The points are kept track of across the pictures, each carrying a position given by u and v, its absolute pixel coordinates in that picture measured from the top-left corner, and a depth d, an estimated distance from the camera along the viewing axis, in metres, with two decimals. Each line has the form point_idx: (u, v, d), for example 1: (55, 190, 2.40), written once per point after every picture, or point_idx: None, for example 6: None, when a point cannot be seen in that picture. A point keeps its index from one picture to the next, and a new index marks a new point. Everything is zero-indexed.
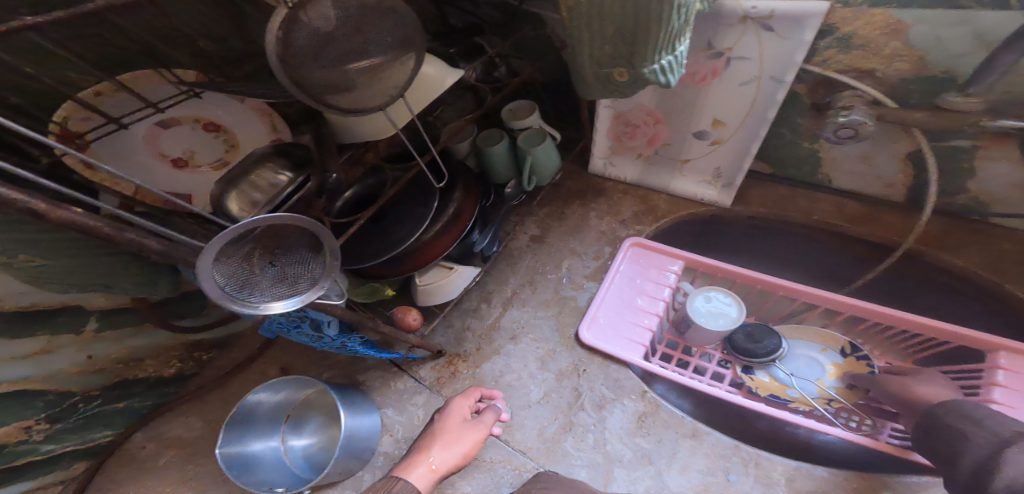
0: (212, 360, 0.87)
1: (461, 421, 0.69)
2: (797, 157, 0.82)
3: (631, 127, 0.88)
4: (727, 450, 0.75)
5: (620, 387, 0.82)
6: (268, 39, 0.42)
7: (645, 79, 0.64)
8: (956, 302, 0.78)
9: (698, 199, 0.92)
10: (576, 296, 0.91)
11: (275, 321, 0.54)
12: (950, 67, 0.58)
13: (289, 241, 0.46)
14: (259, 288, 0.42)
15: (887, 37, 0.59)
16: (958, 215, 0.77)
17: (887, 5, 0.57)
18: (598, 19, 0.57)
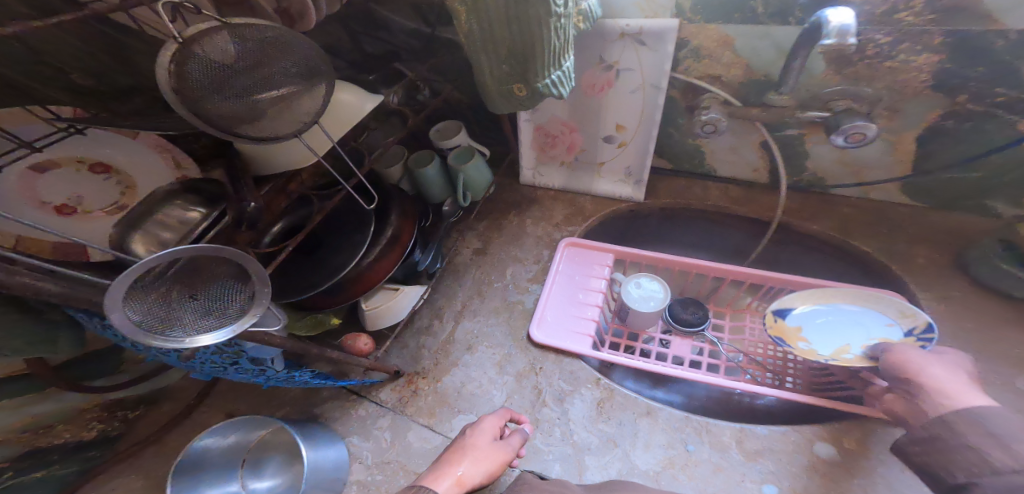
0: (139, 418, 0.89)
1: (490, 441, 0.70)
2: (686, 152, 0.91)
3: (550, 137, 0.94)
4: (681, 422, 0.78)
5: (575, 378, 0.84)
6: (158, 70, 0.43)
7: (542, 94, 0.60)
8: (835, 265, 0.85)
9: (617, 198, 0.96)
10: (523, 300, 0.93)
11: (211, 360, 0.64)
12: (768, 72, 0.70)
13: (203, 281, 0.55)
14: (175, 320, 0.50)
15: (721, 47, 0.70)
16: (808, 191, 0.87)
17: (716, 21, 0.68)
18: (485, 51, 0.55)
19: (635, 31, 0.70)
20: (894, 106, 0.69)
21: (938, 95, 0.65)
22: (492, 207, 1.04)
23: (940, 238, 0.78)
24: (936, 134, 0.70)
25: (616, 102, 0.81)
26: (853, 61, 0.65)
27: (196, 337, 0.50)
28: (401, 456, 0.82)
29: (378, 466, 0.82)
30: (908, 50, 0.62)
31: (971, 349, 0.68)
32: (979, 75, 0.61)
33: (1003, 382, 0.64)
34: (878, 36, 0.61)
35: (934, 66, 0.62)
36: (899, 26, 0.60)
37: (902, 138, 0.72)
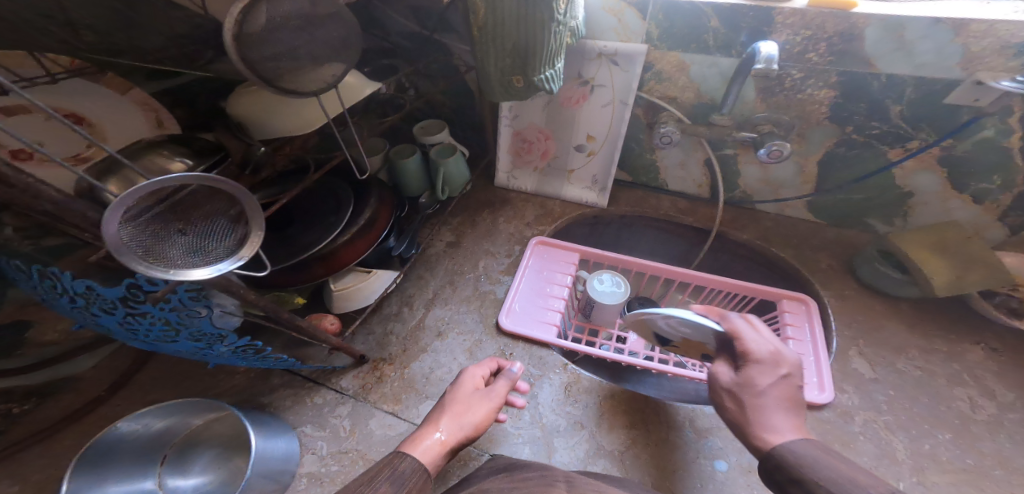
0: (30, 412, 0.82)
1: (472, 392, 0.73)
2: (644, 166, 1.05)
3: (527, 143, 1.04)
4: (642, 404, 0.82)
5: (544, 364, 0.87)
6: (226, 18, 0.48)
7: (536, 87, 0.69)
8: (759, 270, 1.00)
9: (581, 203, 1.06)
10: (494, 289, 0.96)
11: (159, 321, 0.56)
12: (712, 96, 0.87)
13: (197, 213, 0.49)
14: (165, 253, 0.45)
15: (679, 72, 0.86)
16: (738, 204, 1.03)
17: (676, 49, 0.83)
18: (492, 45, 0.63)
19: (610, 52, 0.86)
20: (802, 134, 0.87)
21: (832, 125, 0.84)
22: (466, 205, 1.10)
23: (836, 248, 0.95)
24: (830, 159, 0.89)
25: (589, 114, 0.95)
26: (775, 92, 0.83)
27: (183, 272, 0.45)
28: (361, 445, 0.79)
29: (335, 456, 0.78)
30: (813, 86, 0.80)
31: (855, 335, 0.81)
32: (862, 110, 0.80)
33: (903, 366, 0.77)
34: (793, 71, 0.79)
35: (831, 101, 0.81)
36: (809, 63, 0.77)
37: (807, 160, 0.90)
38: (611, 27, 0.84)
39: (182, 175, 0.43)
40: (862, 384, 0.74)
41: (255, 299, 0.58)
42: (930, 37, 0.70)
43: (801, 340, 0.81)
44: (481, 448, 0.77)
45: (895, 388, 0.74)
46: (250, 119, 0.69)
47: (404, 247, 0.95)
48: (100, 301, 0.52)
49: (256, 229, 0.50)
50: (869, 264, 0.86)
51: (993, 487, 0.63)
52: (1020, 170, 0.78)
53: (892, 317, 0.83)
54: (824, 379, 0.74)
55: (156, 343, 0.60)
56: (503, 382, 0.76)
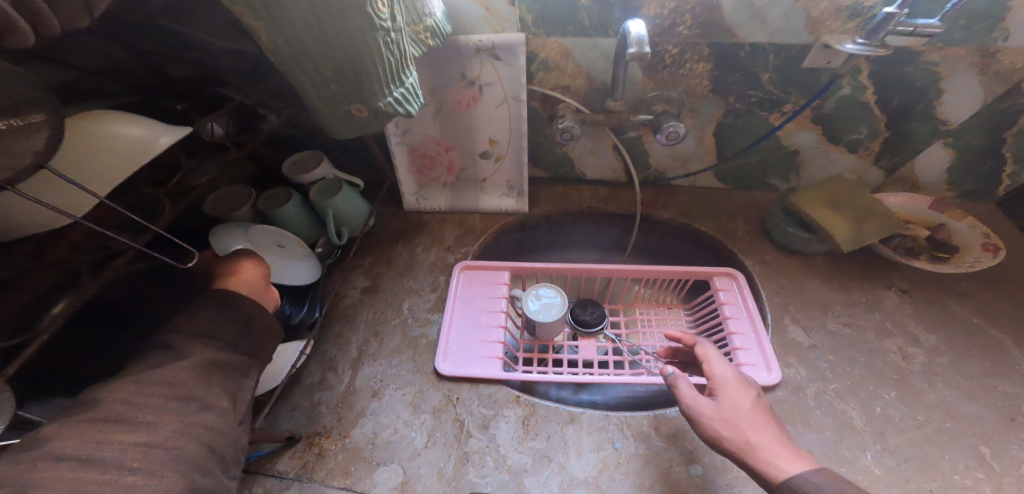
0: None
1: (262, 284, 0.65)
2: (556, 160, 0.99)
3: (427, 159, 0.92)
4: (603, 421, 0.77)
5: (495, 401, 0.78)
6: None
7: (385, 113, 0.58)
8: (687, 247, 0.97)
9: (502, 211, 0.98)
10: (426, 332, 0.86)
11: None
12: (603, 80, 0.81)
13: None
14: None
15: (564, 58, 0.79)
16: (657, 183, 1.00)
17: (554, 34, 0.76)
18: (302, 72, 0.50)
19: (488, 46, 0.75)
20: (692, 109, 0.84)
21: (717, 97, 0.81)
22: (375, 240, 0.97)
23: (754, 212, 0.94)
24: (724, 129, 0.87)
25: (484, 117, 0.85)
26: (659, 70, 0.78)
27: None
28: None
29: None
30: (690, 60, 0.77)
31: (786, 301, 0.81)
32: (738, 80, 0.78)
33: (837, 324, 0.78)
34: (669, 47, 0.75)
35: (710, 74, 0.78)
36: (681, 37, 0.74)
37: (703, 133, 0.88)
38: (481, 17, 0.73)
39: None
40: (804, 354, 0.74)
41: None
42: (777, 4, 0.68)
43: (740, 317, 0.79)
44: None
45: (834, 353, 0.74)
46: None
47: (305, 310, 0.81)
48: None
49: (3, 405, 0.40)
50: (781, 227, 0.86)
51: (945, 439, 0.65)
52: (878, 120, 0.81)
53: (808, 273, 0.84)
54: (768, 356, 0.73)
55: None
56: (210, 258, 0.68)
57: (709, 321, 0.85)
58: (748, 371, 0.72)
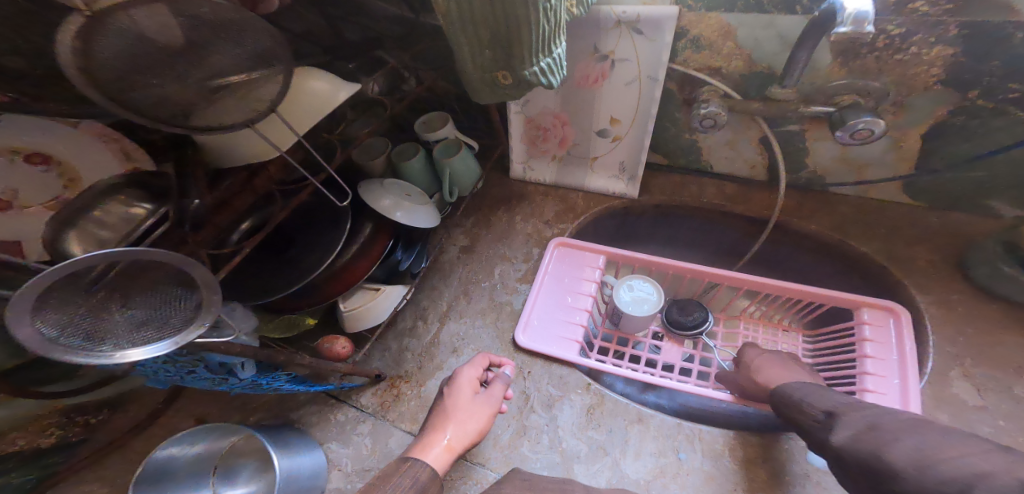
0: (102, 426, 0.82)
1: (471, 397, 0.69)
2: (681, 148, 0.91)
3: (541, 131, 0.90)
4: (673, 429, 0.70)
5: (564, 383, 0.77)
6: (60, 51, 0.37)
7: (528, 83, 0.57)
8: (821, 263, 0.85)
9: (609, 194, 0.94)
10: (511, 300, 0.88)
11: (161, 371, 0.52)
12: (771, 64, 0.71)
13: (149, 279, 0.42)
14: (112, 337, 0.38)
15: (722, 37, 0.71)
16: (806, 188, 0.87)
17: (718, 9, 0.68)
18: (464, 35, 0.52)
19: (631, 18, 0.70)
20: (901, 102, 0.70)
21: (948, 90, 0.66)
22: (480, 203, 1.00)
23: (942, 239, 0.78)
24: (943, 131, 0.71)
25: (610, 94, 0.80)
26: (859, 55, 0.66)
27: (123, 353, 0.37)
28: (383, 464, 0.77)
29: (359, 473, 0.76)
30: (924, 42, 0.62)
31: (960, 352, 0.66)
32: (995, 68, 0.62)
33: (1005, 389, 0.62)
34: (891, 27, 0.62)
35: (943, 61, 0.63)
36: (914, 15, 0.60)
37: (907, 135, 0.73)
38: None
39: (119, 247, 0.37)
40: (962, 412, 0.60)
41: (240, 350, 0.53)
42: None
43: (883, 359, 0.65)
44: (493, 469, 0.71)
45: (1008, 418, 0.60)
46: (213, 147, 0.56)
47: (412, 260, 0.85)
48: None
49: (214, 296, 0.42)
50: (986, 263, 0.69)
51: None
52: None
53: (1012, 326, 0.68)
54: (911, 407, 0.60)
55: (168, 381, 0.58)
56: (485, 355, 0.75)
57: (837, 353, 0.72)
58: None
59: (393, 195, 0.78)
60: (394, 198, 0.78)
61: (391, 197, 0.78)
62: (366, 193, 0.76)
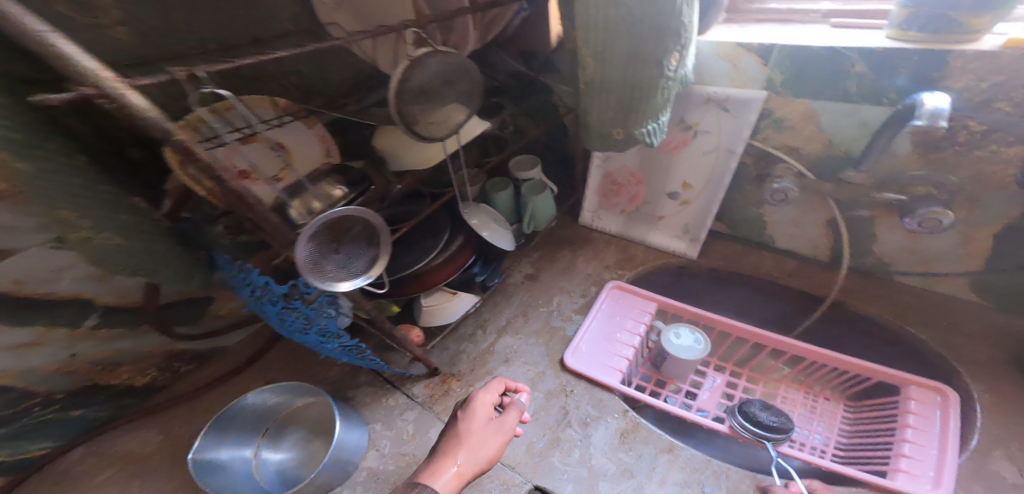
0: (189, 373, 1.03)
1: (485, 423, 0.68)
2: (745, 220, 1.00)
3: (616, 186, 1.05)
4: (702, 463, 0.73)
5: (602, 406, 0.83)
6: (396, 72, 0.61)
7: (636, 138, 0.77)
8: (876, 347, 0.87)
9: (668, 251, 1.04)
10: (564, 326, 0.97)
11: (297, 318, 0.68)
12: (848, 149, 0.80)
13: (346, 232, 0.63)
14: (328, 268, 0.60)
15: (805, 121, 0.81)
16: (867, 272, 0.92)
17: (805, 96, 0.78)
18: (597, 97, 0.74)
19: (721, 97, 0.85)
20: (974, 198, 0.74)
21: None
22: (550, 240, 1.13)
23: (1006, 339, 0.79)
24: (1015, 233, 0.74)
25: (688, 160, 0.94)
26: (940, 148, 0.72)
27: (335, 284, 0.60)
28: (418, 451, 0.85)
29: (394, 456, 0.85)
30: (999, 141, 0.68)
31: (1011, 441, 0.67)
32: None
33: None
34: (973, 124, 0.68)
35: (1023, 161, 0.68)
36: (999, 114, 0.66)
37: (978, 232, 0.77)
38: (726, 73, 0.83)
39: (345, 209, 0.60)
40: None
41: (366, 305, 0.67)
42: None
43: (926, 431, 0.67)
44: (525, 476, 0.77)
45: None
46: (391, 152, 0.80)
47: (485, 275, 0.99)
48: (269, 296, 0.67)
49: (382, 257, 0.67)
50: None
51: None
52: None
53: None
54: (945, 476, 0.62)
55: (293, 332, 0.73)
56: (497, 382, 0.75)
57: (876, 421, 0.74)
58: (903, 477, 0.64)
59: (478, 215, 0.91)
60: (479, 217, 0.91)
61: (476, 217, 0.91)
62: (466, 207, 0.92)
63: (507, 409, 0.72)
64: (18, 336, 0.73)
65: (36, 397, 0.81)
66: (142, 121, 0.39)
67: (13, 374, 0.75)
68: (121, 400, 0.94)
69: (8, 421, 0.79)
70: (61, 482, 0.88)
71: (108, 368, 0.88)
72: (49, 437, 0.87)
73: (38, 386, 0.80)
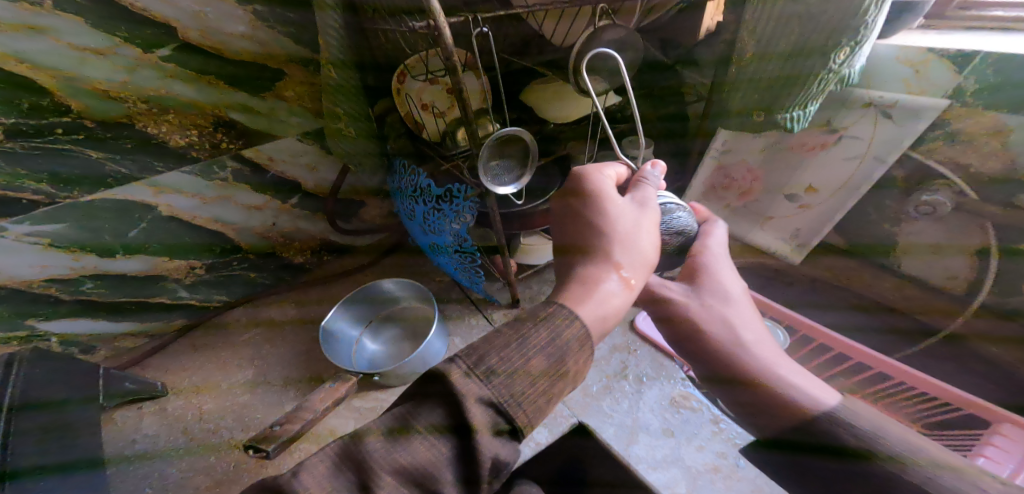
0: (328, 262, 1.29)
1: (628, 207, 0.56)
2: (869, 236, 0.95)
3: (727, 180, 1.07)
4: (745, 442, 0.77)
5: (661, 369, 0.88)
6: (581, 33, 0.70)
7: (776, 123, 0.77)
8: None
9: (768, 250, 1.07)
10: (641, 293, 1.01)
11: (438, 217, 0.86)
12: None
13: (508, 146, 0.75)
14: (491, 171, 0.73)
15: (990, 136, 0.73)
16: (1012, 316, 0.83)
17: (998, 108, 0.70)
18: (749, 78, 0.75)
19: (886, 103, 0.80)
20: None
21: None
22: None
23: None
24: None
25: (821, 165, 0.92)
26: None
27: (495, 185, 0.74)
28: None
29: None
30: None
31: None
32: None
33: None
34: None
35: None
36: None
37: None
38: (902, 77, 0.77)
39: (519, 129, 0.70)
40: None
41: (496, 220, 0.81)
42: None
43: (1004, 466, 0.65)
44: (572, 411, 0.84)
45: None
46: (540, 104, 0.92)
47: None
48: (426, 196, 0.86)
49: (528, 173, 0.79)
50: None
51: None
52: None
53: None
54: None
55: (431, 233, 0.91)
56: (650, 182, 0.59)
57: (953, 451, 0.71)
58: None
59: None
60: None
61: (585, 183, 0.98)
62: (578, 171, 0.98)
63: (641, 185, 0.59)
64: (252, 199, 1.04)
65: (246, 250, 1.12)
66: (435, 23, 0.58)
67: (237, 228, 1.07)
68: (280, 273, 1.22)
69: (220, 265, 1.10)
70: (225, 329, 1.15)
71: (286, 241, 1.17)
72: (229, 290, 1.16)
73: (246, 241, 1.10)
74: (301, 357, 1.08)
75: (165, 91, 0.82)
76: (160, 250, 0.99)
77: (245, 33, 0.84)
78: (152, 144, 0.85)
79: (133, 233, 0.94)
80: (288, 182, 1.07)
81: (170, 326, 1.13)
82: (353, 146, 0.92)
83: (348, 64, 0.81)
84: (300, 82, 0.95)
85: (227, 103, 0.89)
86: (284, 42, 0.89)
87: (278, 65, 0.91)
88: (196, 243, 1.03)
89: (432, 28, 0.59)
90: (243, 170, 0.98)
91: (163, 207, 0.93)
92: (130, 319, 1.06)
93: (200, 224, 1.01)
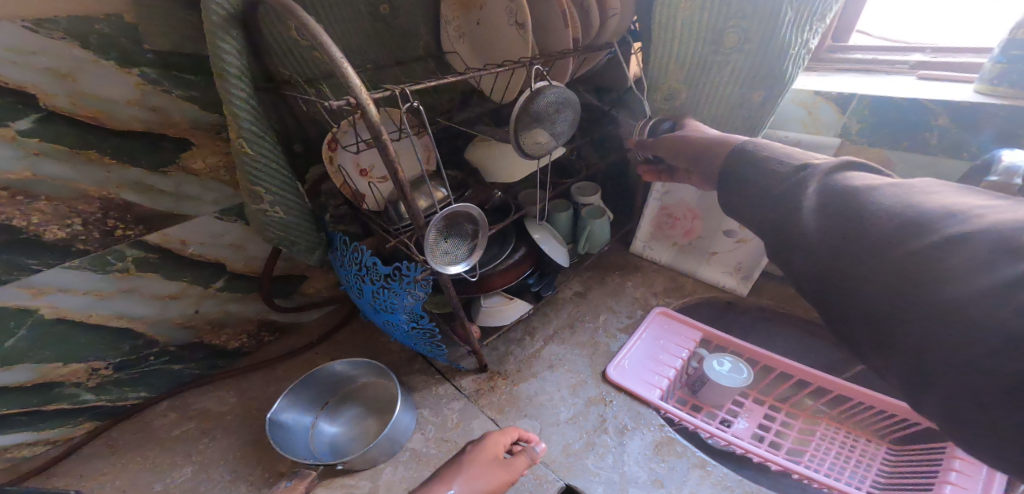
0: (268, 343, 1.17)
1: (490, 460, 0.74)
2: None
3: (672, 219, 1.10)
4: (733, 483, 0.78)
5: (639, 418, 0.88)
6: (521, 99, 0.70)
7: None
8: None
9: (719, 286, 1.08)
10: (608, 342, 1.01)
11: (390, 292, 0.80)
12: None
13: (457, 221, 0.72)
14: (442, 250, 0.71)
15: (881, 169, 0.86)
16: None
17: (878, 146, 0.84)
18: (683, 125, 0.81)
19: (792, 141, 0.93)
20: None
21: None
22: (600, 264, 1.20)
23: None
24: None
25: None
26: None
27: (446, 265, 0.72)
28: (459, 438, 0.89)
29: (437, 441, 0.89)
30: None
31: None
32: None
33: None
34: None
35: None
36: None
37: None
38: (799, 118, 0.91)
39: (466, 206, 0.68)
40: None
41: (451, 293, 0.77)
42: None
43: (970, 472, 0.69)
44: (557, 474, 0.81)
45: None
46: (481, 163, 0.92)
47: (542, 286, 1.05)
48: (375, 273, 0.80)
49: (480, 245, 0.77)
50: None
51: None
52: None
53: None
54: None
55: (384, 308, 0.85)
56: (524, 459, 0.76)
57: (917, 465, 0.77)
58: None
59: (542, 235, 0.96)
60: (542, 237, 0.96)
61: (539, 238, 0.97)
62: (529, 226, 0.97)
63: (519, 454, 0.77)
64: (162, 286, 0.91)
65: (167, 342, 0.98)
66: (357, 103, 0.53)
67: (151, 318, 0.93)
68: (212, 361, 1.08)
69: (132, 362, 0.95)
70: (149, 427, 0.99)
71: (215, 327, 1.04)
72: (145, 386, 1.00)
73: (161, 332, 0.96)
74: (247, 454, 0.94)
75: (30, 172, 0.70)
76: (52, 356, 0.83)
77: (134, 99, 0.74)
78: (20, 237, 0.72)
79: (9, 342, 0.78)
80: (211, 263, 0.95)
81: (69, 439, 0.94)
82: (283, 229, 0.82)
83: (264, 136, 0.74)
84: (212, 152, 0.86)
85: (117, 183, 0.77)
86: (191, 110, 0.80)
87: (182, 133, 0.81)
88: (101, 341, 0.88)
89: (355, 104, 0.54)
90: (148, 256, 0.86)
91: (44, 309, 0.79)
92: (21, 435, 0.87)
93: (96, 322, 0.86)
